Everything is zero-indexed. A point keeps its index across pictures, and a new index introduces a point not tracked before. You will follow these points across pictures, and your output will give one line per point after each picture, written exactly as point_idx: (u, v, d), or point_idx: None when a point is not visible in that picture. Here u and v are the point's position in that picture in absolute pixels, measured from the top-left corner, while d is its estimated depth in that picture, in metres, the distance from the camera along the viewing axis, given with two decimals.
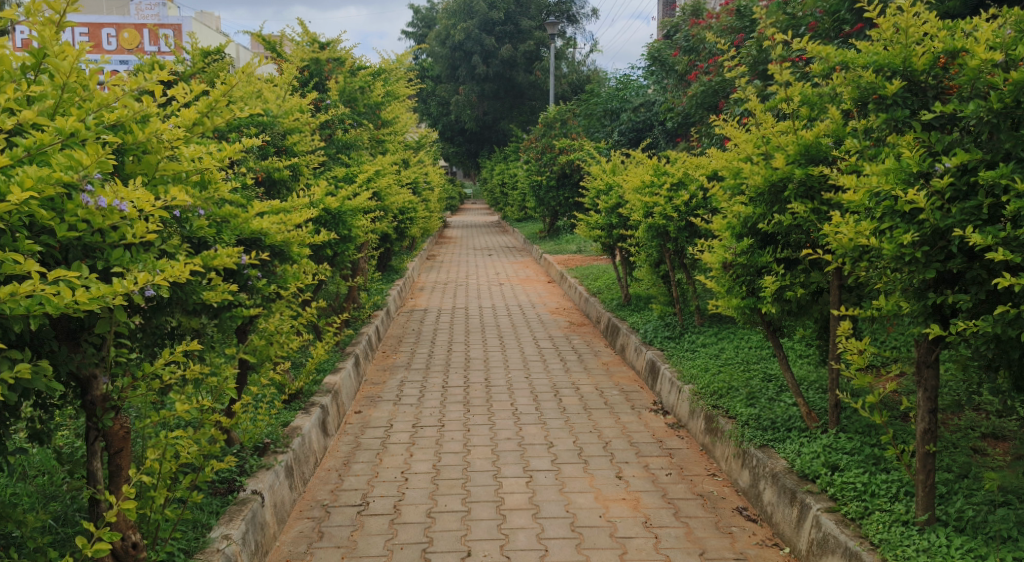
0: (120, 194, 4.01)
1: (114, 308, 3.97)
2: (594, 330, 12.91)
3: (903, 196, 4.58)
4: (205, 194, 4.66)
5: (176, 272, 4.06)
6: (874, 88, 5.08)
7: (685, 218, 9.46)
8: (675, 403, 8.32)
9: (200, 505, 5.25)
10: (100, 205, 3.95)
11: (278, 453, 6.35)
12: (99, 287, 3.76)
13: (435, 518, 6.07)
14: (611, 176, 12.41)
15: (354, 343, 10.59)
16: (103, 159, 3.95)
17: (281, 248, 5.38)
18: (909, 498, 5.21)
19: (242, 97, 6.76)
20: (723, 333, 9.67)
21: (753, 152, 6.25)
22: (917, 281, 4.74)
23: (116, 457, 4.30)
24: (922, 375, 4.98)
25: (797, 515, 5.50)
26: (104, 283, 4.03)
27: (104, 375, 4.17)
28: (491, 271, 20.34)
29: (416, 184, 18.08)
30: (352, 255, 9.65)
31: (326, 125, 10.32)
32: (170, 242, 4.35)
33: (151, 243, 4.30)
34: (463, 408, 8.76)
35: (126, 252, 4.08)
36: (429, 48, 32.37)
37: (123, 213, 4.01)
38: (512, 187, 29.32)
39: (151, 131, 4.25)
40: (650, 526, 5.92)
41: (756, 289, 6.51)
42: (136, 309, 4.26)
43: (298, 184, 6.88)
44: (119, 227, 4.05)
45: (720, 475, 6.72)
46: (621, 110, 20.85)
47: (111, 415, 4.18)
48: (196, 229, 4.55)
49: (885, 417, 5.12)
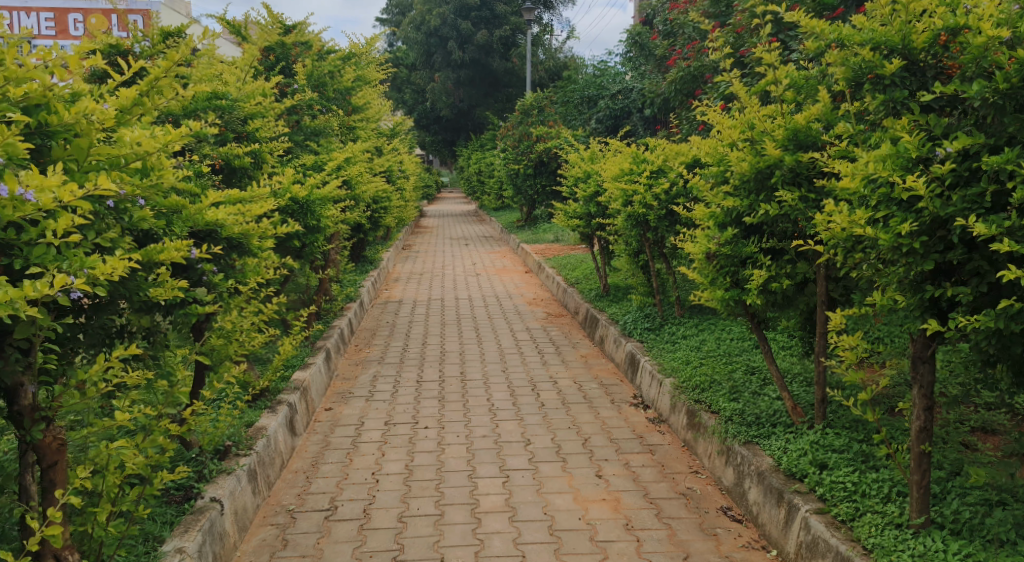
0: (30, 182, 3.65)
1: (34, 313, 3.70)
2: (572, 322, 12.64)
3: (902, 182, 4.33)
4: (150, 182, 4.26)
5: (107, 270, 3.79)
6: (870, 68, 4.83)
7: (665, 206, 9.20)
8: (656, 397, 8.06)
9: (154, 514, 5.03)
10: (6, 195, 3.62)
11: (239, 457, 6.08)
12: (6, 291, 3.49)
13: (407, 522, 5.79)
14: (590, 164, 12.13)
15: (325, 337, 10.27)
16: (12, 143, 3.67)
17: (240, 241, 5.07)
18: (902, 500, 4.95)
19: (201, 79, 6.43)
20: (705, 325, 9.39)
21: (739, 137, 5.99)
22: (914, 274, 4.50)
23: (49, 473, 3.96)
24: (917, 372, 4.74)
25: (784, 516, 5.23)
26: (23, 284, 3.73)
27: (31, 383, 3.86)
28: (467, 260, 20.02)
29: (390, 173, 17.75)
30: (321, 245, 9.33)
31: (294, 110, 9.99)
32: (105, 235, 4.01)
33: (82, 236, 3.97)
34: (437, 404, 8.47)
35: (49, 250, 3.77)
36: (404, 34, 31.94)
37: (34, 204, 3.68)
38: (489, 174, 28.99)
39: (79, 111, 3.92)
40: (631, 529, 5.66)
41: (740, 280, 6.26)
42: (73, 308, 4.06)
43: (261, 172, 6.56)
44: (40, 220, 3.73)
45: (703, 472, 6.45)
46: (599, 97, 20.54)
47: (41, 427, 3.87)
48: (137, 221, 4.21)
49: (877, 414, 4.87)
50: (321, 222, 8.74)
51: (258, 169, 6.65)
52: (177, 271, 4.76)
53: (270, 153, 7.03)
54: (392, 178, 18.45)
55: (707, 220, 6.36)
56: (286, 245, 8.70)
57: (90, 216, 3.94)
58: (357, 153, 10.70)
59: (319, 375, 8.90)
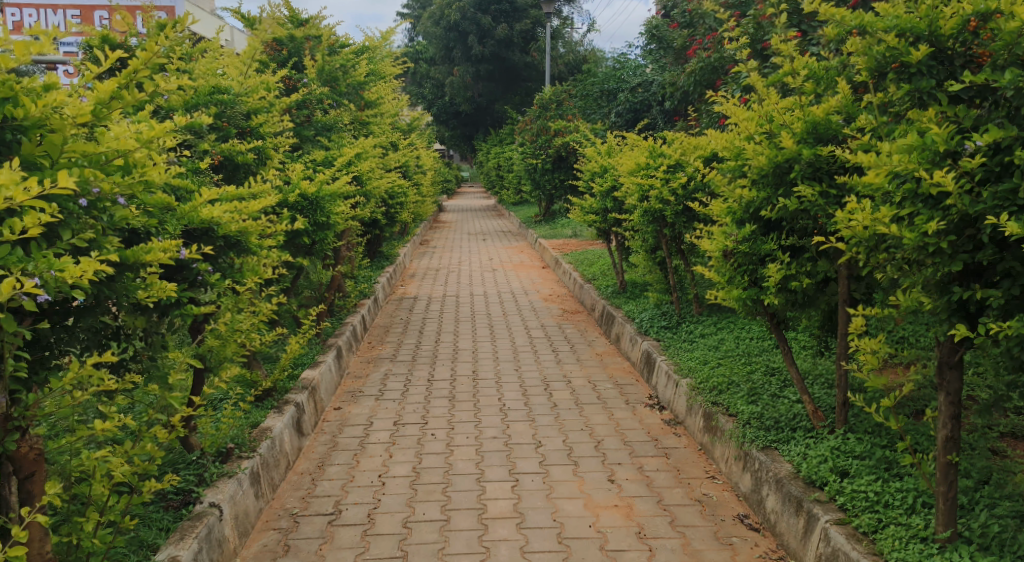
0: None
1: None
2: (588, 319, 12.43)
3: (928, 178, 4.11)
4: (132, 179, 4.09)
5: (75, 273, 3.67)
6: (893, 56, 4.61)
7: (683, 201, 8.98)
8: (672, 398, 7.86)
9: (149, 521, 4.89)
10: None
11: (242, 459, 5.86)
12: None
13: (412, 528, 5.61)
14: (606, 158, 11.92)
15: (337, 335, 10.12)
16: None
17: (239, 239, 4.90)
18: (926, 511, 4.73)
19: (203, 73, 6.27)
20: (725, 323, 9.16)
21: (756, 131, 5.77)
22: (941, 275, 4.27)
23: (26, 483, 3.89)
24: (944, 377, 4.52)
25: (803, 526, 5.02)
26: None
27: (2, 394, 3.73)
28: (485, 256, 19.85)
29: (406, 167, 17.59)
30: (332, 242, 9.18)
31: (303, 105, 9.84)
32: (78, 235, 3.85)
33: (55, 236, 3.85)
34: (448, 403, 8.30)
35: (14, 251, 3.63)
36: (423, 28, 31.77)
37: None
38: (508, 169, 28.79)
39: (44, 103, 3.76)
40: (644, 537, 5.46)
41: (758, 278, 6.04)
42: (61, 309, 4.02)
43: (265, 168, 6.40)
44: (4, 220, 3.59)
45: (720, 477, 6.24)
46: (618, 90, 20.30)
47: (15, 437, 3.77)
48: (120, 220, 4.06)
49: (902, 421, 4.65)
50: (330, 218, 8.59)
51: (261, 164, 6.50)
52: (170, 271, 4.61)
53: (274, 148, 6.87)
54: (408, 173, 18.28)
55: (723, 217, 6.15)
56: (294, 241, 8.55)
57: (59, 214, 3.78)
58: (369, 148, 10.55)
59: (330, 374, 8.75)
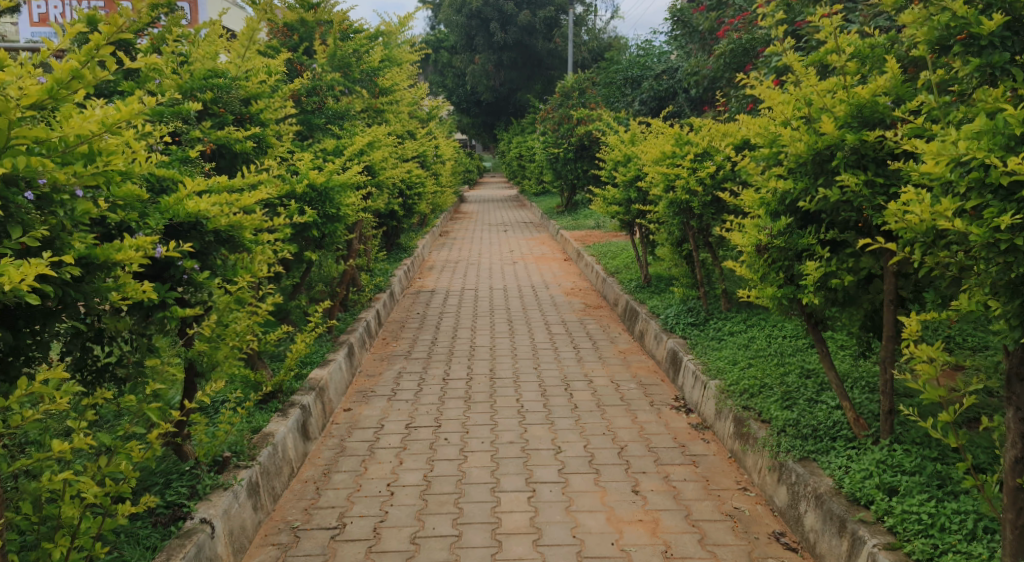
0: None
1: None
2: (611, 314, 12.01)
3: (1002, 164, 3.66)
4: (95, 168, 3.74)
5: (16, 277, 3.32)
6: (961, 27, 4.29)
7: (711, 192, 8.54)
8: (699, 401, 7.43)
9: (134, 539, 4.53)
10: None
11: (240, 468, 5.44)
12: None
13: (420, 545, 5.23)
14: (630, 147, 11.50)
15: (349, 331, 9.73)
16: None
17: (233, 235, 4.51)
18: (989, 538, 4.29)
19: (200, 57, 5.90)
20: (754, 320, 8.72)
21: (793, 116, 5.33)
22: (1013, 274, 3.81)
23: None
24: (1012, 392, 4.08)
25: (847, 549, 4.59)
26: None
27: None
28: (505, 248, 19.44)
29: (424, 157, 17.20)
30: (342, 234, 8.80)
31: (314, 92, 9.46)
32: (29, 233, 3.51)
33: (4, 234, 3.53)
34: (463, 405, 7.90)
35: None
36: (444, 16, 31.34)
37: None
38: (530, 160, 28.33)
39: None
40: (670, 557, 5.05)
41: (794, 275, 5.60)
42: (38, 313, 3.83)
43: (265, 158, 6.02)
44: None
45: (753, 489, 5.80)
46: (642, 78, 19.84)
47: None
48: (81, 214, 3.73)
49: (962, 438, 4.20)
50: (340, 210, 8.20)
51: (262, 152, 6.12)
52: (153, 273, 4.35)
53: (278, 135, 6.49)
54: (426, 163, 17.87)
55: (756, 208, 5.71)
56: (303, 234, 8.17)
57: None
58: (383, 137, 10.16)
59: (340, 373, 8.36)
